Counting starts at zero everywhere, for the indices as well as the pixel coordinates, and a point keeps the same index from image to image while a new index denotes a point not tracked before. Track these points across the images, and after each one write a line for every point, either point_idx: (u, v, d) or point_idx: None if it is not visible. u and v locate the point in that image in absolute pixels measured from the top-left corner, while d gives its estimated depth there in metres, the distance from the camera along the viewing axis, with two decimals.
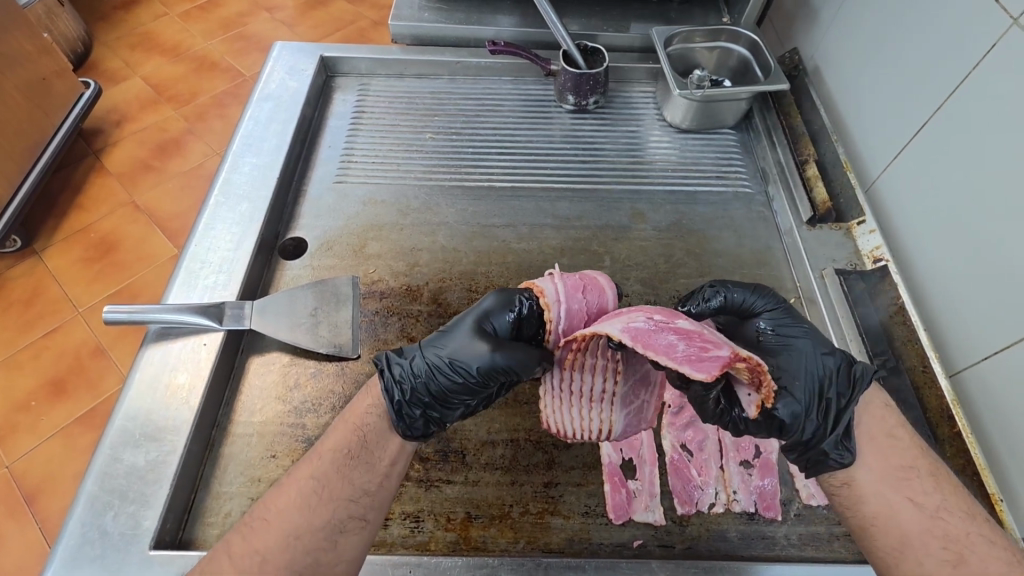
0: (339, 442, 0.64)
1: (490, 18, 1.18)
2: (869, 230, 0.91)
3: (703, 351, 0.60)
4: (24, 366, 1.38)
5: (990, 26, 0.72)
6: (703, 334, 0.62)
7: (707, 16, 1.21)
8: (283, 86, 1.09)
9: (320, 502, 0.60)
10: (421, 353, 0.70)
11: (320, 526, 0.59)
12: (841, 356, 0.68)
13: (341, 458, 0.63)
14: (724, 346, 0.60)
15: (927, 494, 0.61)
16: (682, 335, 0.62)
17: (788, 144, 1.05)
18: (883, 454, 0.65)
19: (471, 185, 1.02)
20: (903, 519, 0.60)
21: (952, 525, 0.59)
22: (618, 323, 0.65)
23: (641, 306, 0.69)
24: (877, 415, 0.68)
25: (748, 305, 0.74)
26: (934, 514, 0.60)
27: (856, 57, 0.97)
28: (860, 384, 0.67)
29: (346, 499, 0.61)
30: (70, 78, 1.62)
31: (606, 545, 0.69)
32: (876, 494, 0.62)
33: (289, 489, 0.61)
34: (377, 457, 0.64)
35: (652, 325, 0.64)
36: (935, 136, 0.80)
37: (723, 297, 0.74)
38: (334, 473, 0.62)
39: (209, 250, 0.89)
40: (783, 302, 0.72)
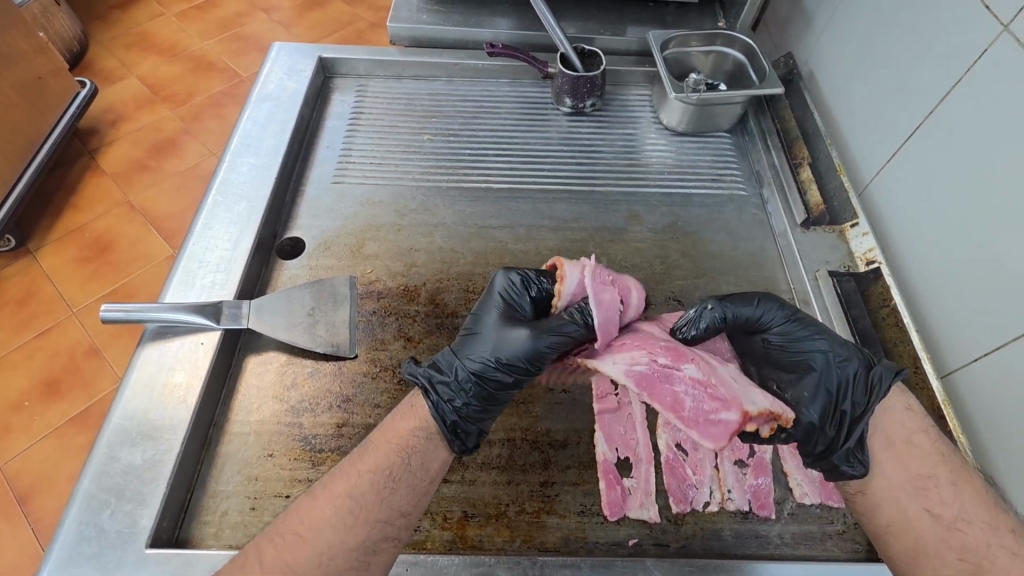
0: (382, 463, 0.64)
1: (488, 21, 1.18)
2: (862, 232, 0.92)
3: (712, 411, 0.67)
4: (17, 366, 1.37)
5: (981, 31, 0.73)
6: (710, 386, 0.68)
7: (702, 20, 1.22)
8: (281, 86, 1.09)
9: (356, 523, 0.61)
10: (461, 360, 0.70)
11: (353, 546, 0.60)
12: (863, 359, 0.69)
13: (382, 479, 0.63)
14: (733, 408, 0.66)
15: (945, 503, 0.63)
16: (693, 388, 0.69)
17: (782, 147, 1.07)
18: (900, 461, 0.66)
19: (469, 185, 1.03)
20: (918, 530, 0.62)
21: (969, 535, 0.61)
22: (621, 364, 0.71)
23: (648, 337, 0.73)
24: (897, 421, 0.68)
25: (756, 321, 0.73)
26: (950, 524, 0.62)
27: (847, 64, 0.99)
28: (877, 391, 0.68)
29: (382, 520, 0.62)
30: (66, 78, 1.61)
31: (601, 544, 0.70)
32: (892, 501, 0.65)
33: (325, 506, 0.62)
34: (415, 479, 0.65)
35: (656, 369, 0.70)
36: (926, 141, 0.81)
37: (722, 316, 0.73)
38: (373, 493, 0.63)
39: (207, 250, 0.89)
40: (793, 314, 0.72)
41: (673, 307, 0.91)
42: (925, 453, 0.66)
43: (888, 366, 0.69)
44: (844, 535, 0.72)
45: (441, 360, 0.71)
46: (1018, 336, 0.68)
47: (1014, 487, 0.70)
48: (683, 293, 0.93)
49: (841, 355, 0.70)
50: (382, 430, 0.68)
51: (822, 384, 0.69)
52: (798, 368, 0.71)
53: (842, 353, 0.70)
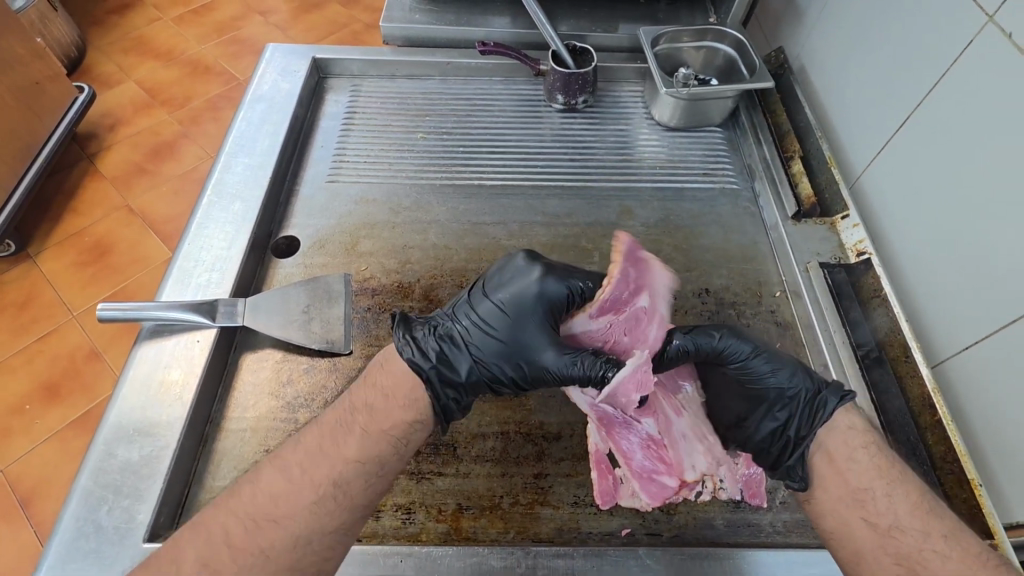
0: (368, 448, 0.66)
1: (481, 20, 1.19)
2: (852, 224, 0.93)
3: (656, 471, 0.72)
4: (18, 369, 1.38)
5: (964, 24, 0.74)
6: (661, 446, 0.75)
7: (694, 15, 1.23)
8: (276, 87, 1.10)
9: (337, 507, 0.62)
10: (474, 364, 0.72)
11: (331, 530, 0.62)
12: (807, 385, 0.72)
13: (369, 466, 0.65)
14: (675, 474, 0.72)
15: (880, 513, 0.63)
16: (645, 444, 0.74)
17: (773, 141, 1.07)
18: (842, 475, 0.66)
19: (462, 183, 1.04)
20: (857, 538, 0.63)
21: (904, 542, 0.61)
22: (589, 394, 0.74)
23: None
24: (839, 439, 0.69)
25: (722, 353, 0.74)
26: (886, 532, 0.62)
27: (842, 47, 0.98)
28: (820, 416, 0.70)
29: (362, 505, 0.64)
30: (64, 82, 1.62)
31: (594, 534, 0.70)
32: (832, 513, 0.65)
33: (312, 492, 0.63)
34: (397, 466, 0.67)
35: (622, 416, 0.74)
36: (915, 134, 0.82)
37: (688, 346, 0.74)
38: (357, 480, 0.64)
39: (202, 249, 0.90)
40: (759, 348, 0.73)
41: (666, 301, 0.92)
42: (864, 467, 0.66)
43: (834, 389, 0.71)
44: None
45: (457, 361, 0.72)
46: (1008, 323, 0.69)
47: (1005, 476, 0.70)
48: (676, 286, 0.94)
49: (794, 386, 0.72)
50: (368, 413, 0.68)
51: (774, 412, 0.73)
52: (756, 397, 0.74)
53: (793, 382, 0.72)
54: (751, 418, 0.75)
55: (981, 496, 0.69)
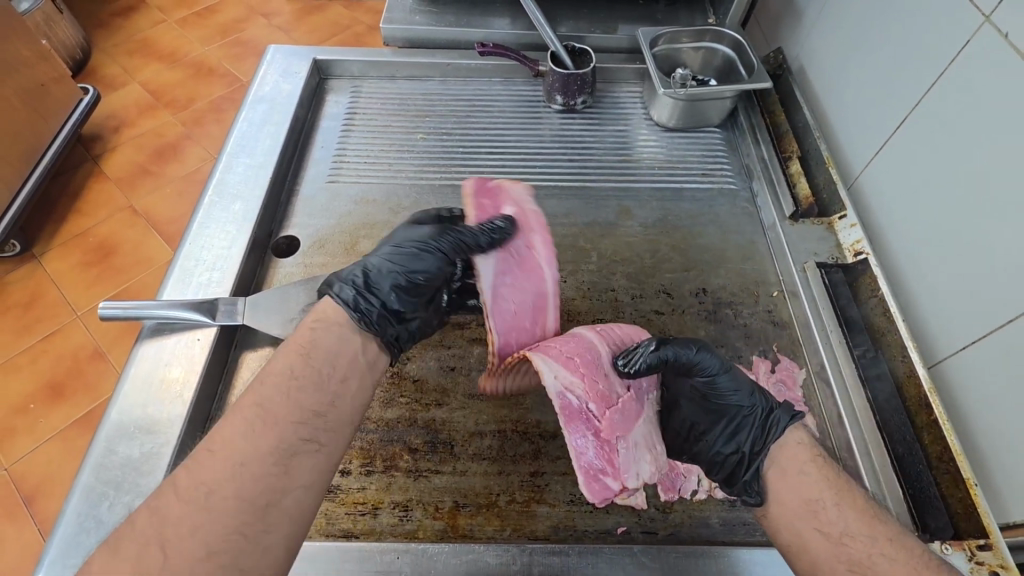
0: (309, 385, 0.62)
1: (481, 21, 1.20)
2: (850, 224, 0.93)
3: (603, 471, 0.67)
4: (22, 369, 1.39)
5: (962, 25, 0.74)
6: (612, 448, 0.69)
7: (693, 16, 1.23)
8: (277, 88, 1.11)
9: (266, 424, 0.58)
10: (396, 275, 0.75)
11: (268, 451, 0.57)
12: (762, 403, 0.71)
13: (287, 381, 0.61)
14: (620, 478, 0.67)
15: (832, 522, 0.60)
16: (600, 440, 0.69)
17: (772, 141, 1.08)
18: (793, 488, 0.64)
19: (461, 183, 1.04)
20: (812, 549, 0.60)
21: (855, 548, 0.58)
22: (558, 381, 0.69)
23: (578, 347, 0.73)
24: (791, 454, 0.67)
25: (692, 366, 0.72)
26: (838, 540, 0.59)
27: (842, 47, 0.98)
28: (773, 431, 0.69)
29: (294, 421, 0.59)
30: (69, 84, 1.63)
31: (590, 532, 0.71)
32: (787, 524, 0.63)
33: (252, 431, 0.58)
34: (323, 378, 0.63)
35: (581, 408, 0.69)
36: (912, 135, 0.82)
37: (666, 356, 0.72)
38: (280, 397, 0.60)
39: (203, 248, 0.91)
40: (725, 363, 0.72)
41: (663, 300, 0.92)
42: (813, 479, 0.64)
43: (785, 408, 0.71)
44: None
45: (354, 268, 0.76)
46: (1004, 322, 0.69)
47: (1002, 475, 0.70)
48: (673, 285, 0.94)
49: (750, 403, 0.71)
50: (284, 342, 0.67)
51: (733, 430, 0.72)
52: (721, 413, 0.73)
53: (751, 400, 0.72)
54: (711, 433, 0.73)
55: (977, 495, 0.69)
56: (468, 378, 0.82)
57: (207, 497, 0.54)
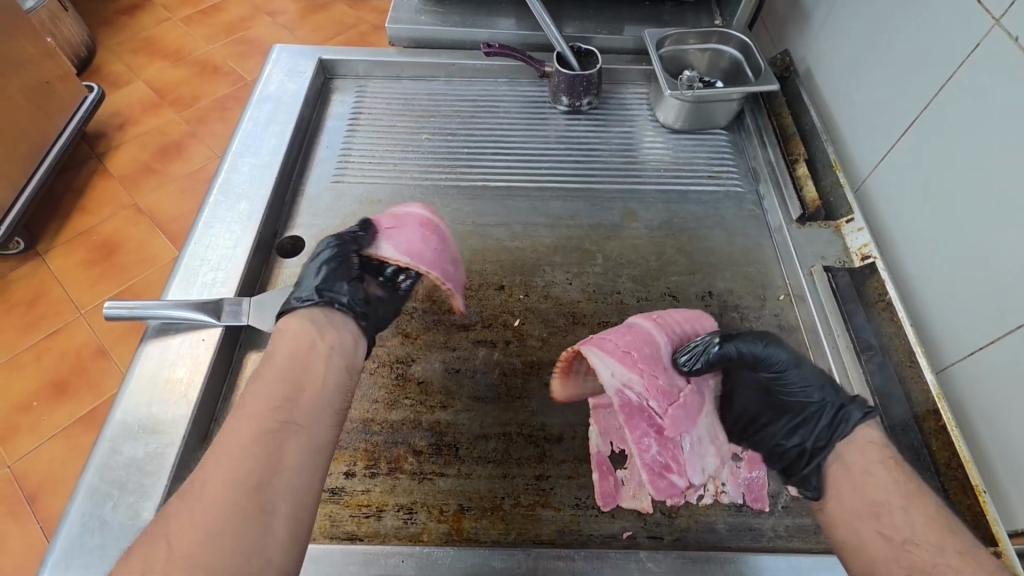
0: (274, 379, 0.65)
1: (487, 21, 1.20)
2: (857, 228, 0.92)
3: (666, 467, 0.73)
4: (25, 366, 1.40)
5: (973, 28, 0.73)
6: (674, 447, 0.74)
7: (699, 18, 1.23)
8: (282, 87, 1.11)
9: (243, 419, 0.61)
10: (316, 274, 0.78)
11: (250, 439, 0.59)
12: (831, 397, 0.72)
13: (257, 384, 0.65)
14: (683, 475, 0.73)
15: (895, 526, 0.60)
16: (660, 439, 0.75)
17: (778, 143, 1.07)
18: (859, 489, 0.65)
19: (467, 184, 1.04)
20: (868, 549, 0.61)
21: (918, 554, 0.58)
22: (615, 380, 0.75)
23: (639, 344, 0.78)
24: (859, 452, 0.67)
25: (762, 360, 0.74)
26: (901, 544, 0.59)
27: (850, 50, 0.97)
28: (841, 430, 0.70)
29: (269, 410, 0.62)
30: (73, 82, 1.63)
31: (595, 536, 0.70)
32: (844, 521, 0.64)
33: (233, 427, 0.61)
34: (288, 370, 0.66)
35: (640, 403, 0.76)
36: (920, 138, 0.82)
37: (729, 352, 0.75)
38: (252, 396, 0.63)
39: (208, 248, 0.91)
40: (795, 357, 0.73)
41: (669, 303, 0.92)
42: (881, 482, 0.64)
43: (859, 404, 0.71)
44: None
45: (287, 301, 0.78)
46: (1015, 327, 0.68)
47: (1010, 482, 0.70)
48: (679, 288, 0.93)
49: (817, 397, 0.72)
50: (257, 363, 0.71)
51: (800, 424, 0.72)
52: (790, 408, 0.74)
53: (820, 395, 0.72)
54: (772, 425, 0.75)
55: (985, 503, 0.69)
56: (473, 380, 0.82)
57: (201, 491, 0.56)
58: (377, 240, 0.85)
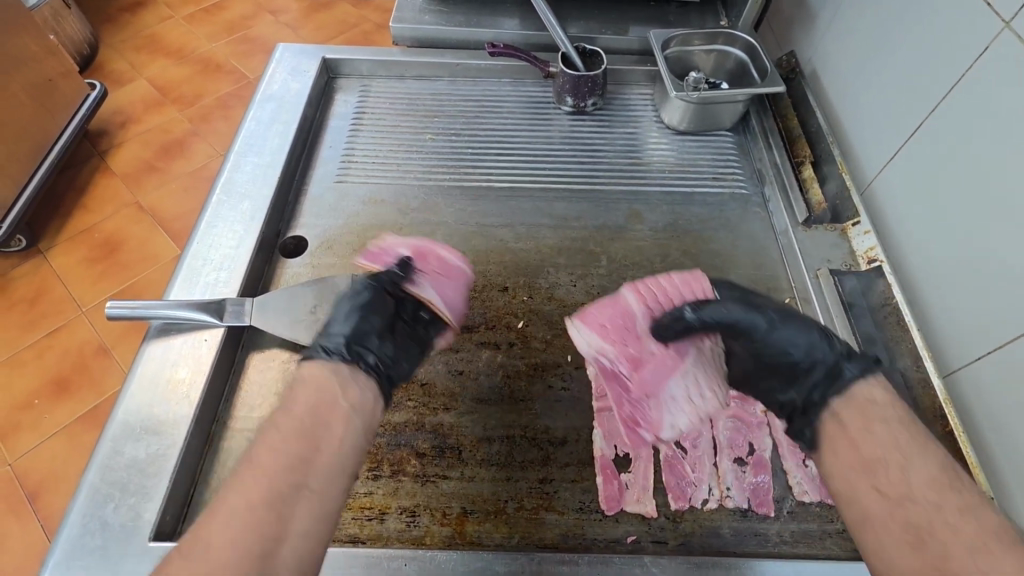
0: (293, 432, 0.61)
1: (490, 21, 1.19)
2: (863, 230, 0.92)
3: (637, 423, 0.77)
4: (27, 364, 1.39)
5: (981, 30, 0.73)
6: (645, 405, 0.78)
7: (704, 19, 1.22)
8: (285, 86, 1.10)
9: (255, 477, 0.58)
10: (355, 318, 0.74)
11: (260, 502, 0.56)
12: (826, 355, 0.71)
13: (275, 434, 0.61)
14: (653, 430, 0.76)
15: (893, 482, 0.59)
16: (630, 398, 0.78)
17: (784, 145, 1.06)
18: (856, 446, 0.63)
19: (470, 185, 1.03)
20: (864, 503, 0.60)
21: (915, 511, 0.56)
22: (590, 346, 0.77)
23: (619, 312, 0.80)
24: (858, 409, 0.65)
25: (742, 325, 0.75)
26: (897, 500, 0.58)
27: (857, 52, 0.97)
28: (839, 384, 0.68)
29: (283, 468, 0.58)
30: (76, 79, 1.63)
31: (599, 541, 0.70)
32: (841, 475, 0.63)
33: (244, 487, 0.57)
34: (307, 424, 0.62)
35: (613, 368, 0.78)
36: (927, 141, 0.81)
37: (703, 319, 0.76)
38: (269, 448, 0.60)
39: (210, 248, 0.90)
40: (776, 317, 0.74)
41: None
42: (880, 438, 0.62)
43: (857, 361, 0.69)
44: (843, 533, 0.72)
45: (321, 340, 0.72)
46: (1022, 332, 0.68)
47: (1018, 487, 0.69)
48: None
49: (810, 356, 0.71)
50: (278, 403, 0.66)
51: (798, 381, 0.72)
52: (784, 367, 0.73)
53: (809, 354, 0.72)
54: (773, 385, 0.75)
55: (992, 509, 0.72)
56: (476, 382, 0.81)
57: (204, 551, 0.53)
58: (422, 285, 0.81)
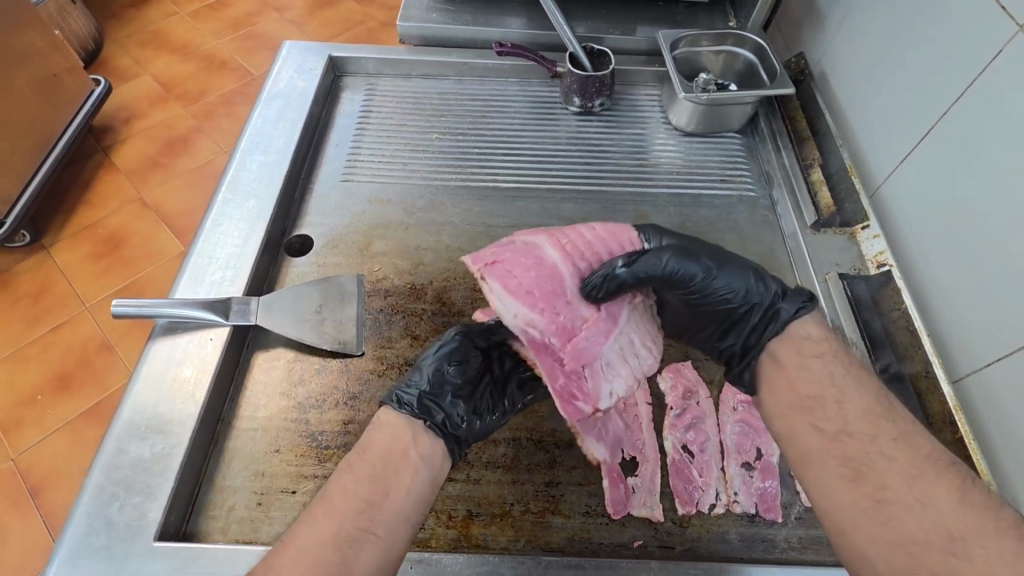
0: (367, 476, 0.60)
1: (497, 20, 1.19)
2: (873, 234, 0.91)
3: (574, 395, 0.72)
4: (30, 360, 1.39)
5: (995, 32, 0.72)
6: (580, 376, 0.73)
7: (713, 19, 1.22)
8: (292, 84, 1.10)
9: (325, 518, 0.57)
10: (437, 367, 0.72)
11: (328, 543, 0.56)
12: (763, 294, 0.72)
13: (348, 477, 0.61)
14: (592, 401, 0.72)
15: (829, 419, 0.63)
16: (565, 370, 0.73)
17: (793, 148, 1.06)
18: (790, 383, 0.67)
19: (477, 185, 1.03)
20: (806, 442, 0.63)
21: (850, 446, 0.61)
22: (516, 317, 0.71)
23: (544, 272, 0.73)
24: (792, 347, 0.69)
25: (679, 275, 0.71)
26: (834, 436, 0.62)
27: (867, 54, 0.96)
28: (776, 324, 0.71)
29: (352, 513, 0.58)
30: (80, 74, 1.62)
31: (606, 545, 0.70)
32: (781, 415, 0.67)
33: (314, 528, 0.57)
34: (379, 469, 0.61)
35: (543, 338, 0.72)
36: (938, 145, 0.80)
37: (639, 273, 0.70)
38: (340, 491, 0.59)
39: (216, 246, 0.90)
40: (711, 264, 0.72)
41: None
42: (813, 376, 0.66)
43: (793, 299, 0.71)
44: None
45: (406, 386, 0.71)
46: None
47: None
48: None
49: (748, 297, 0.72)
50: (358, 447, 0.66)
51: (735, 324, 0.73)
52: (722, 311, 0.73)
53: (746, 297, 0.72)
54: (708, 329, 0.76)
55: None
56: None
57: None
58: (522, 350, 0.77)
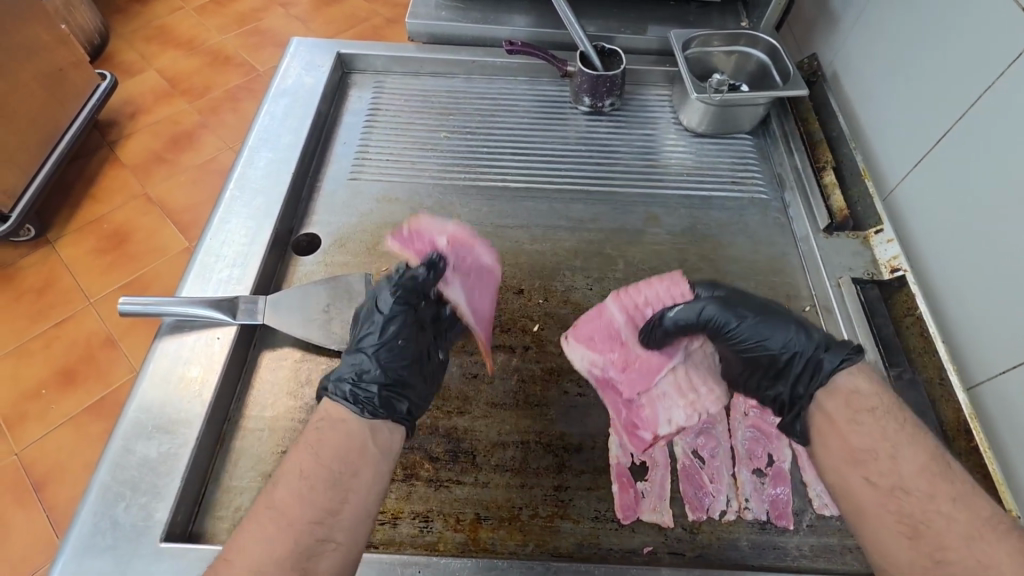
0: (319, 483, 0.60)
1: (507, 18, 1.18)
2: (886, 239, 0.90)
3: (633, 425, 0.75)
4: (35, 354, 1.39)
5: (1014, 34, 0.71)
6: (636, 407, 0.76)
7: (725, 19, 1.21)
8: (299, 81, 1.09)
9: (277, 528, 0.57)
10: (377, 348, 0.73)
11: (284, 556, 0.55)
12: (806, 344, 0.71)
13: (299, 482, 0.60)
14: (649, 428, 0.75)
15: (883, 472, 0.60)
16: (623, 401, 0.77)
17: (805, 150, 1.04)
18: (843, 437, 0.64)
19: (485, 184, 1.02)
20: (856, 495, 0.61)
21: (907, 501, 0.58)
22: (583, 360, 0.79)
23: (602, 319, 0.81)
24: (841, 401, 0.66)
25: (722, 324, 0.74)
26: (889, 490, 0.59)
27: (882, 55, 0.94)
28: (815, 376, 0.69)
29: (308, 523, 0.58)
30: (86, 69, 1.61)
31: (615, 551, 0.69)
32: (834, 468, 0.64)
33: (264, 535, 0.57)
34: (332, 472, 0.61)
35: (605, 373, 0.78)
36: (954, 149, 0.79)
37: (687, 318, 0.75)
38: (291, 498, 0.59)
39: (223, 244, 0.89)
40: (756, 313, 0.74)
41: None
42: (867, 429, 0.62)
43: (838, 351, 0.69)
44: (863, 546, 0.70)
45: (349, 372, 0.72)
46: None
47: None
48: None
49: (790, 347, 0.71)
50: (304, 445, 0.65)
51: (781, 373, 0.72)
52: (767, 359, 0.73)
53: (786, 345, 0.71)
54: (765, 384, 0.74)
55: None
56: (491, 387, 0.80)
57: None
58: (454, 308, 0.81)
